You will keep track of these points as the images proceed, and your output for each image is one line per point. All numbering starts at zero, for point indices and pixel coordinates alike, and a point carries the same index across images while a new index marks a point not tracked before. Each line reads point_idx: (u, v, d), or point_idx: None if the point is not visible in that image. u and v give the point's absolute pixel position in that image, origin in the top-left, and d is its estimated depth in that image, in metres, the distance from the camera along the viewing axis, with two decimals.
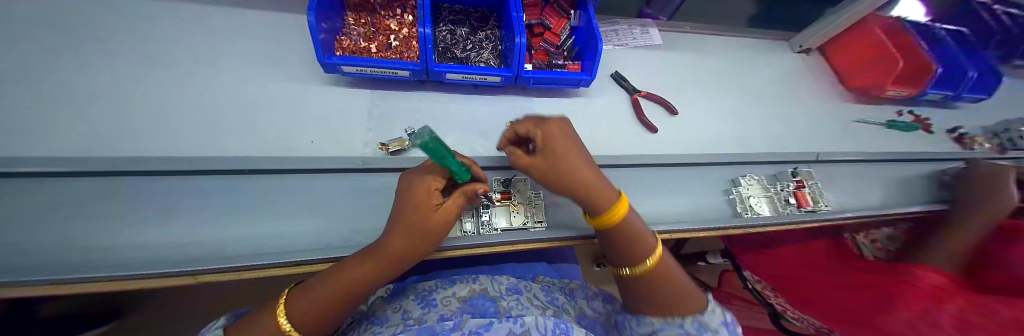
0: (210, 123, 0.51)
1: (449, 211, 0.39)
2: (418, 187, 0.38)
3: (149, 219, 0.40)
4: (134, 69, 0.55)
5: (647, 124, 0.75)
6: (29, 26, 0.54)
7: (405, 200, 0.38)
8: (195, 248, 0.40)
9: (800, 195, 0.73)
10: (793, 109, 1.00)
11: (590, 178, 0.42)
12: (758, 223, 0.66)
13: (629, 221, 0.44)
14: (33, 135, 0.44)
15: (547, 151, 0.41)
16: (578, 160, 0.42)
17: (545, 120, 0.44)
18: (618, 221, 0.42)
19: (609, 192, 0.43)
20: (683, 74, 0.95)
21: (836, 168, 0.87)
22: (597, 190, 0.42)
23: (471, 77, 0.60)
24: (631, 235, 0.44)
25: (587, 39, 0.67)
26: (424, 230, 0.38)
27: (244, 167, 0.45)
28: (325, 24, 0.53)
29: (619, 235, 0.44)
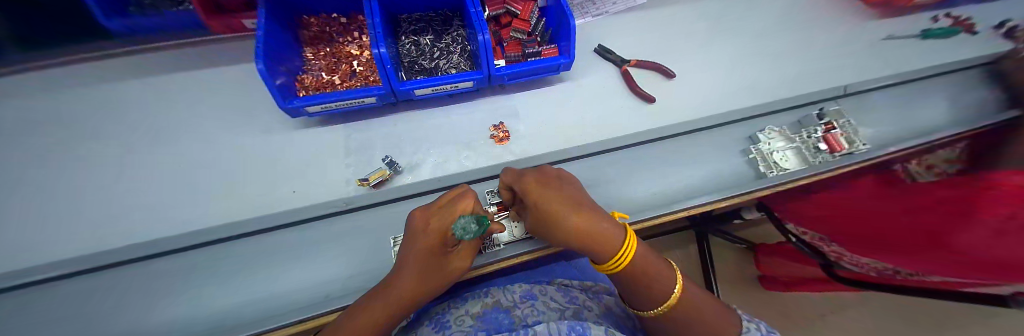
0: (203, 192, 0.52)
1: (466, 255, 0.38)
2: (433, 231, 0.36)
3: (175, 295, 0.43)
4: (124, 153, 0.56)
5: (643, 95, 0.69)
6: (33, 135, 0.58)
7: (422, 244, 0.36)
8: (209, 319, 0.41)
9: (831, 138, 0.65)
10: (810, 42, 0.89)
11: (586, 224, 0.37)
12: (788, 180, 0.58)
13: (640, 259, 0.41)
14: (67, 238, 0.48)
15: (532, 194, 0.40)
16: (562, 198, 0.39)
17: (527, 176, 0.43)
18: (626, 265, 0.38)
19: (614, 231, 0.38)
20: (676, 32, 0.87)
21: (866, 99, 0.78)
22: (594, 240, 0.37)
23: (441, 88, 0.56)
24: (643, 273, 0.40)
25: (559, 19, 0.61)
26: (443, 271, 0.37)
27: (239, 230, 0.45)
28: (282, 66, 0.51)
29: (630, 278, 0.41)
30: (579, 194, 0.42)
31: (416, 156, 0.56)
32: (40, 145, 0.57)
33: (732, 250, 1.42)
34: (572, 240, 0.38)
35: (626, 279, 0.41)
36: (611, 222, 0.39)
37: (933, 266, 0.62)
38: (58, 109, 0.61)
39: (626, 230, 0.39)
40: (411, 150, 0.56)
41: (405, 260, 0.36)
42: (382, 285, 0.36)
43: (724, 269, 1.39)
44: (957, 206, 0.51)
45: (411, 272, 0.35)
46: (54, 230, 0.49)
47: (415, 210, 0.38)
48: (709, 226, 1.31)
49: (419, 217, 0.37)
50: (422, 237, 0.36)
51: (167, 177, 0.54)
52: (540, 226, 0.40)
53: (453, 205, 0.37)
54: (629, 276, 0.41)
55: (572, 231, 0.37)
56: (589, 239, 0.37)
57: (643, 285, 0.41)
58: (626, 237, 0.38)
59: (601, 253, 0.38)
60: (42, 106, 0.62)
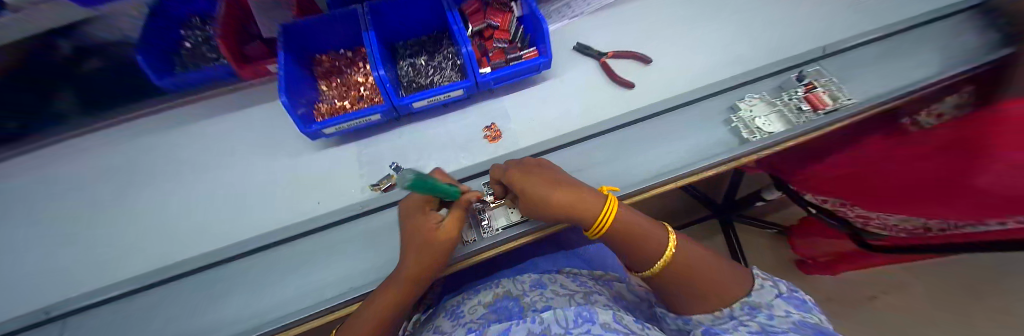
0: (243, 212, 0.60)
1: (450, 228, 0.43)
2: (416, 211, 0.44)
3: (224, 299, 0.50)
4: (175, 188, 0.66)
5: (622, 82, 0.74)
6: (101, 182, 0.69)
7: (417, 226, 0.42)
8: (256, 315, 0.48)
9: (813, 97, 0.67)
10: (786, 11, 0.91)
11: (563, 192, 0.44)
12: (770, 143, 0.61)
13: (626, 219, 0.46)
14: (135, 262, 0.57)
15: (517, 180, 0.45)
16: (543, 177, 0.46)
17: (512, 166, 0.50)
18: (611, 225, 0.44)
19: (591, 196, 0.44)
20: (652, 20, 0.92)
21: (848, 56, 0.79)
22: (575, 205, 0.44)
23: (436, 99, 0.64)
24: (635, 234, 0.45)
25: (534, 25, 0.68)
26: (433, 245, 0.42)
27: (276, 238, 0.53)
28: (302, 98, 0.60)
29: (618, 238, 0.46)
30: (555, 172, 0.48)
31: (419, 162, 0.63)
32: (107, 190, 0.68)
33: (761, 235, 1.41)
34: (561, 211, 0.43)
35: (619, 243, 0.47)
36: (595, 194, 0.45)
37: (960, 207, 0.61)
38: (120, 159, 0.72)
39: (608, 197, 0.45)
40: (415, 157, 0.63)
41: (407, 243, 0.43)
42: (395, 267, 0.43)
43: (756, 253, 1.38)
44: (965, 144, 0.52)
45: (411, 251, 0.41)
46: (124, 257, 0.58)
47: (403, 202, 0.47)
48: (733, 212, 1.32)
49: (406, 205, 0.46)
50: (410, 220, 0.44)
51: (210, 203, 0.63)
52: (529, 204, 0.45)
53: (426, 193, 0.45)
54: (621, 239, 0.46)
55: (556, 201, 0.43)
56: (573, 208, 0.43)
57: (637, 249, 0.46)
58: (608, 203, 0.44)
59: (583, 217, 0.44)
60: (107, 157, 0.73)
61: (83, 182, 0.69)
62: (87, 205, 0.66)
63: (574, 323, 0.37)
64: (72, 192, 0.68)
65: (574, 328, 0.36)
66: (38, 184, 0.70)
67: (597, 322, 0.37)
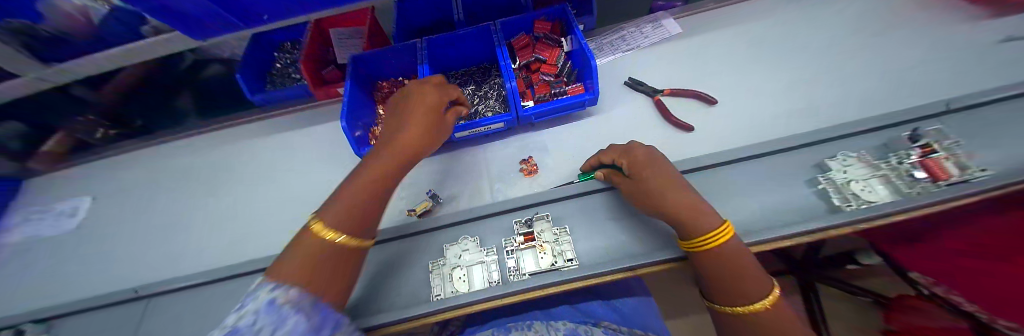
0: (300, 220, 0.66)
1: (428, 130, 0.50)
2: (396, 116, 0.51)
3: None
4: (248, 189, 0.75)
5: (679, 124, 0.67)
6: (198, 177, 0.82)
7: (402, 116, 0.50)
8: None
9: (934, 163, 0.53)
10: (885, 58, 0.79)
11: (687, 201, 0.43)
12: (873, 216, 0.49)
13: (732, 252, 0.39)
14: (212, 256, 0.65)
15: (639, 165, 0.49)
16: (673, 179, 0.46)
17: (632, 149, 0.52)
18: (716, 244, 0.39)
19: (713, 215, 0.41)
20: (716, 57, 0.85)
21: (990, 111, 0.62)
22: (692, 213, 0.41)
23: (479, 129, 0.64)
24: (730, 266, 0.39)
25: (584, 60, 0.66)
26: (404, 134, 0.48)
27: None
28: (359, 122, 0.65)
29: (713, 262, 0.40)
30: (680, 175, 0.48)
31: (455, 190, 0.62)
32: (201, 184, 0.80)
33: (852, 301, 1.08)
34: (668, 209, 0.43)
35: (711, 269, 0.40)
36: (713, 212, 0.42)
37: None
38: (211, 158, 0.85)
39: (727, 221, 0.41)
40: (452, 185, 0.63)
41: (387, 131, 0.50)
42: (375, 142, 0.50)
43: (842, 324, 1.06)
44: None
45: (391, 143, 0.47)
46: (206, 248, 0.67)
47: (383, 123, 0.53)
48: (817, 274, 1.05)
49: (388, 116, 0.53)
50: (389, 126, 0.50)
51: (274, 208, 0.70)
52: (641, 192, 0.47)
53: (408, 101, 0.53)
54: (718, 264, 0.39)
55: (671, 203, 0.43)
56: (694, 208, 0.42)
57: (722, 277, 0.39)
58: (725, 223, 0.40)
59: (693, 224, 0.41)
60: (203, 155, 0.86)
61: (185, 176, 0.83)
62: (184, 196, 0.78)
63: None
64: (177, 183, 0.82)
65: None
66: (153, 173, 0.85)
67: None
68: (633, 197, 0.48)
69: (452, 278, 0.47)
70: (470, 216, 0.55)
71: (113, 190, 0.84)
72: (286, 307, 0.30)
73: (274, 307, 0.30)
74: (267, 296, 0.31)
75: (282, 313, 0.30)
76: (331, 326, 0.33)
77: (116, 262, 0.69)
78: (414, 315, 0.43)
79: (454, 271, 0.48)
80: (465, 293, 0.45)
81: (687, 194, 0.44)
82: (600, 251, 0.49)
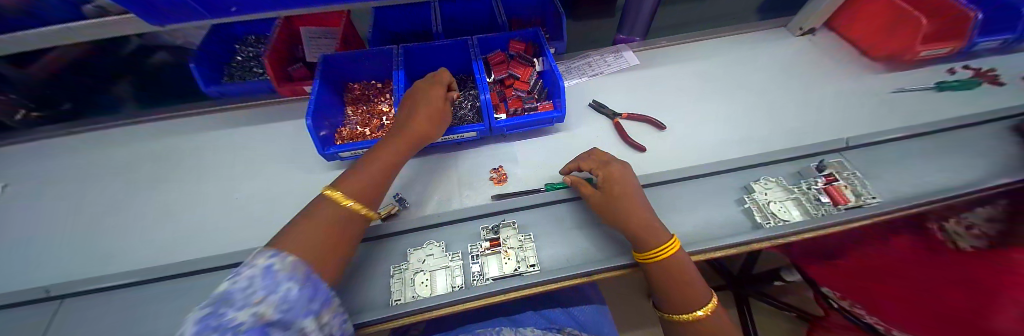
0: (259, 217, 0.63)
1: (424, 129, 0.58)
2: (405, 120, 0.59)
3: (194, 310, 0.47)
4: (198, 186, 0.70)
5: (634, 144, 0.74)
6: (139, 170, 0.75)
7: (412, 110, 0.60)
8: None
9: (834, 190, 0.65)
10: (802, 99, 0.95)
11: (643, 213, 0.49)
12: (786, 232, 0.58)
13: (680, 265, 0.45)
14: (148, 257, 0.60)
15: (607, 179, 0.53)
16: (633, 193, 0.52)
17: (604, 165, 0.57)
18: (668, 257, 0.44)
19: (663, 231, 0.47)
20: (670, 87, 0.95)
21: (877, 149, 0.77)
22: (647, 225, 0.47)
23: (449, 137, 0.66)
24: (681, 277, 0.45)
25: (553, 80, 0.72)
26: (408, 134, 0.57)
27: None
28: (326, 121, 0.65)
29: (666, 274, 0.45)
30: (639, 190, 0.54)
31: (423, 194, 0.63)
32: (147, 176, 0.74)
33: (783, 318, 1.22)
34: (628, 222, 0.48)
35: (665, 283, 0.45)
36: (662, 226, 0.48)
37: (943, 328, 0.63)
38: (157, 150, 0.79)
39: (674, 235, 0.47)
40: (420, 190, 0.64)
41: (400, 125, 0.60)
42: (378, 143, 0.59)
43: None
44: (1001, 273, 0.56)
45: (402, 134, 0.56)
46: (143, 247, 0.61)
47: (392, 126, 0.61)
48: (751, 288, 1.19)
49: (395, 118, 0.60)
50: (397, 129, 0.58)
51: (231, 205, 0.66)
52: (609, 204, 0.50)
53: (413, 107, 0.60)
54: (669, 275, 0.45)
55: (632, 215, 0.48)
56: (645, 221, 0.48)
57: (674, 288, 0.45)
58: (674, 237, 0.46)
59: (646, 236, 0.46)
60: (147, 147, 0.79)
61: (124, 168, 0.75)
62: (125, 189, 0.71)
63: None
64: (116, 174, 0.74)
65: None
66: (83, 164, 0.76)
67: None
68: (601, 207, 0.51)
69: (415, 282, 0.48)
70: (434, 221, 0.56)
71: (28, 181, 0.74)
72: (284, 274, 0.33)
73: (271, 272, 0.32)
74: (266, 261, 0.33)
75: (279, 277, 0.32)
76: (320, 297, 0.35)
77: (24, 262, 0.60)
78: (372, 318, 0.43)
79: (418, 276, 0.49)
80: (427, 297, 0.45)
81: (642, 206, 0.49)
82: (561, 258, 0.52)
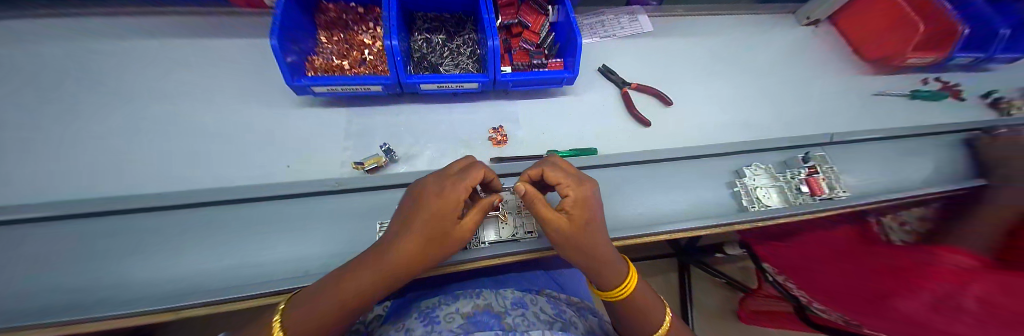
0: (216, 156, 0.53)
1: (468, 226, 0.37)
2: (450, 198, 0.35)
3: (138, 252, 0.40)
4: (138, 113, 0.59)
5: (640, 118, 0.71)
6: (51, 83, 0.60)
7: (433, 189, 0.36)
8: (194, 279, 0.39)
9: (813, 181, 0.68)
10: (796, 92, 0.97)
11: (607, 250, 0.41)
12: (767, 217, 0.61)
13: (639, 293, 0.43)
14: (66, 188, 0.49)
15: (578, 207, 0.39)
16: (599, 226, 0.41)
17: (578, 183, 0.41)
18: (627, 291, 0.42)
19: (620, 265, 0.42)
20: (679, 61, 0.92)
21: (853, 148, 0.82)
22: (607, 263, 0.41)
23: (446, 85, 0.58)
24: (642, 301, 0.43)
25: (568, 36, 0.64)
26: (444, 229, 0.35)
27: (232, 195, 0.44)
28: (294, 45, 0.53)
29: (634, 303, 0.43)
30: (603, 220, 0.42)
31: (414, 147, 0.57)
32: (68, 95, 0.60)
33: (714, 283, 1.38)
34: (594, 259, 0.40)
35: (630, 307, 0.44)
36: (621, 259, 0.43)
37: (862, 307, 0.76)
38: (80, 63, 0.64)
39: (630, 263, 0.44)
40: (410, 142, 0.57)
41: (412, 192, 0.38)
42: (401, 208, 0.37)
43: (705, 300, 1.35)
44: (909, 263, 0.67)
45: (411, 230, 0.34)
46: (58, 176, 0.50)
47: (426, 178, 0.38)
48: (690, 257, 1.28)
49: (433, 185, 0.36)
50: (429, 208, 0.35)
51: (183, 141, 0.56)
52: (574, 240, 0.39)
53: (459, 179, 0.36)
54: (634, 299, 0.43)
55: (596, 254, 0.40)
56: (605, 256, 0.40)
57: (638, 312, 0.43)
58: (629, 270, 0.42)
59: (606, 274, 0.41)
60: (67, 58, 0.64)
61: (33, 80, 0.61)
62: (34, 106, 0.57)
63: None
64: (22, 86, 0.60)
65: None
66: None
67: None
68: (564, 241, 0.40)
69: None
70: None
71: None
72: None
73: None
74: None
75: None
76: None
77: None
78: None
79: None
80: None
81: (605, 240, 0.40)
82: None
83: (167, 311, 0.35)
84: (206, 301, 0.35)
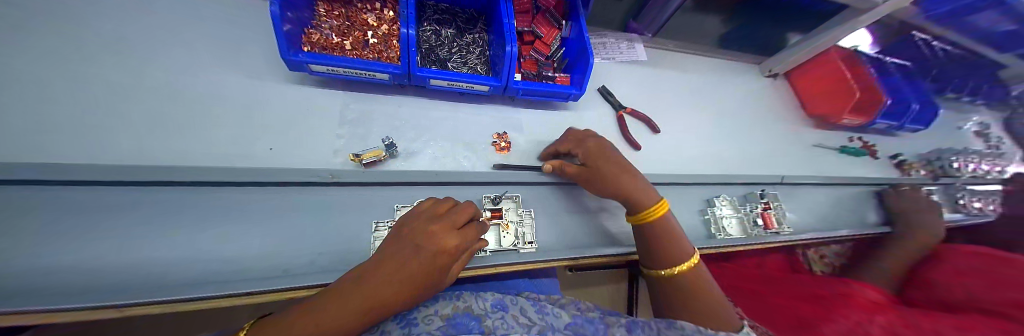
0: (174, 125, 0.45)
1: (454, 270, 0.38)
2: (445, 247, 0.36)
3: (53, 234, 0.32)
4: (47, 48, 0.46)
5: (632, 142, 0.75)
6: None
7: (430, 238, 0.36)
8: (136, 275, 0.33)
9: (767, 217, 0.78)
10: (757, 134, 1.10)
11: (629, 184, 0.51)
12: (731, 244, 0.69)
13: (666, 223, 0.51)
14: None
15: (588, 155, 0.52)
16: (615, 164, 0.52)
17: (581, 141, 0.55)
18: (657, 216, 0.50)
19: (646, 192, 0.51)
20: (667, 92, 0.99)
21: (794, 190, 0.96)
22: (632, 193, 0.50)
23: (457, 85, 0.56)
24: (663, 231, 0.51)
25: (579, 53, 0.65)
26: (432, 275, 0.35)
27: (193, 177, 0.37)
28: (291, 13, 0.48)
29: (660, 233, 0.50)
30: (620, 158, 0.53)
31: (415, 143, 0.54)
32: None
33: None
34: (617, 192, 0.51)
35: (654, 237, 0.51)
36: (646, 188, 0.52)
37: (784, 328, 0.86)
38: None
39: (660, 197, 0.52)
40: (410, 137, 0.55)
41: (403, 228, 0.37)
42: (389, 242, 0.36)
43: None
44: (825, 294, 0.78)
45: (399, 275, 0.33)
46: None
47: (421, 218, 0.38)
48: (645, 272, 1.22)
49: (431, 229, 0.36)
50: (422, 254, 0.35)
51: (123, 97, 0.46)
52: (593, 181, 0.51)
53: (455, 231, 0.38)
54: (657, 229, 0.51)
55: (616, 189, 0.51)
56: (626, 192, 0.50)
57: (660, 240, 0.51)
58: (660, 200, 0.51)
59: (635, 202, 0.50)
60: None
61: None
62: None
63: None
64: None
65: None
66: None
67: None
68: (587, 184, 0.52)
69: None
70: (428, 179, 0.48)
71: None
72: None
73: None
74: None
75: None
76: None
77: None
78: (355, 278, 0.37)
79: None
80: None
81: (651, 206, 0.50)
82: (553, 242, 0.53)
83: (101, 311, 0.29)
84: (163, 300, 0.30)
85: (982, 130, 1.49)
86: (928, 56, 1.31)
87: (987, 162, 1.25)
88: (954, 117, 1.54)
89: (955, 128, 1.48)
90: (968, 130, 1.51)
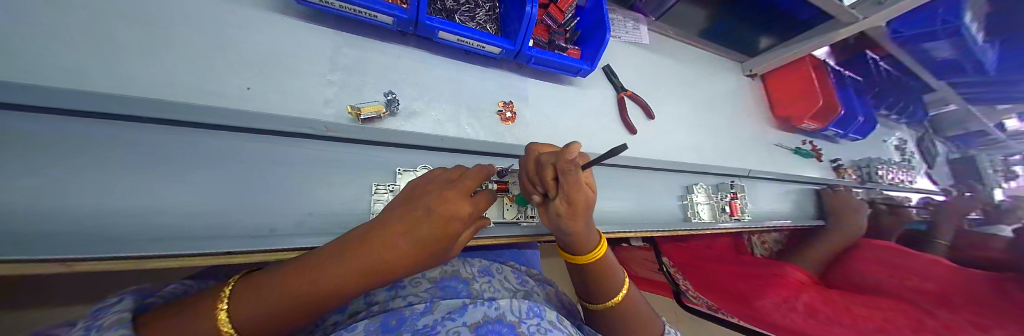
0: (104, 39, 0.35)
1: (463, 240, 0.37)
2: (457, 215, 0.35)
3: None
4: None
5: (630, 126, 0.76)
6: None
7: (443, 201, 0.34)
8: (68, 227, 0.26)
9: (734, 205, 0.85)
10: (733, 130, 1.18)
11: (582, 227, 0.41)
12: (703, 228, 0.76)
13: (603, 262, 0.47)
14: None
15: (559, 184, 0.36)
16: (576, 204, 0.38)
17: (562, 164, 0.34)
18: (592, 260, 0.46)
19: (590, 239, 0.44)
20: (663, 79, 1.01)
21: (756, 183, 1.06)
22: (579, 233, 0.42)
23: (467, 42, 0.51)
24: (603, 270, 0.47)
25: (593, 26, 0.63)
26: (440, 242, 0.34)
27: (137, 109, 0.29)
28: None
29: (595, 273, 0.47)
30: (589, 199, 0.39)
31: (416, 103, 0.50)
32: None
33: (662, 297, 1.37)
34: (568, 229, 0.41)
35: (591, 277, 0.48)
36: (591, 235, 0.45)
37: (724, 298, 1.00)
38: None
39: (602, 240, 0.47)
40: (412, 95, 0.50)
41: (413, 191, 0.36)
42: (395, 206, 0.34)
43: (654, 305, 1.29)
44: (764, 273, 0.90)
45: (407, 238, 0.32)
46: None
47: (431, 184, 0.36)
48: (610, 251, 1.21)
49: (441, 196, 0.35)
50: (433, 221, 0.33)
51: None
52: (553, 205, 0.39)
53: (466, 198, 0.36)
54: (595, 270, 0.47)
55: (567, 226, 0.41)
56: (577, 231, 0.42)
57: (599, 279, 0.47)
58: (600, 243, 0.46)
59: (576, 243, 0.44)
60: None
61: None
62: None
63: (525, 316, 0.37)
64: None
65: (527, 319, 0.36)
66: None
67: (547, 319, 0.38)
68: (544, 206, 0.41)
69: None
70: (433, 144, 0.45)
71: None
72: None
73: None
74: None
75: None
76: None
77: None
78: None
79: None
80: None
81: (592, 247, 0.46)
82: None
83: (31, 266, 0.23)
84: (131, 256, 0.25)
85: (898, 144, 1.76)
86: (878, 74, 1.47)
87: (898, 172, 1.48)
88: (882, 130, 1.78)
89: (881, 140, 1.73)
90: (889, 143, 1.76)
